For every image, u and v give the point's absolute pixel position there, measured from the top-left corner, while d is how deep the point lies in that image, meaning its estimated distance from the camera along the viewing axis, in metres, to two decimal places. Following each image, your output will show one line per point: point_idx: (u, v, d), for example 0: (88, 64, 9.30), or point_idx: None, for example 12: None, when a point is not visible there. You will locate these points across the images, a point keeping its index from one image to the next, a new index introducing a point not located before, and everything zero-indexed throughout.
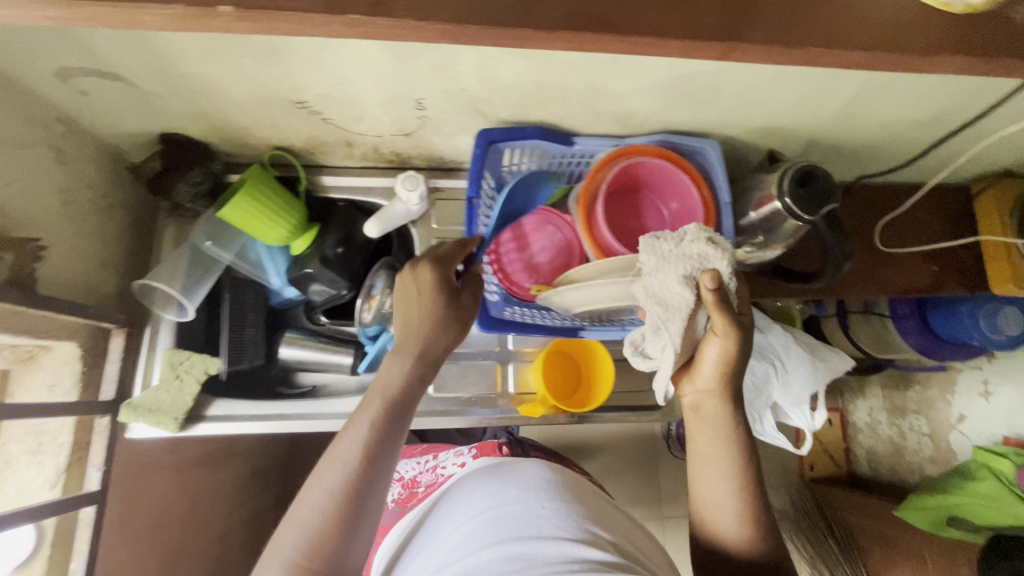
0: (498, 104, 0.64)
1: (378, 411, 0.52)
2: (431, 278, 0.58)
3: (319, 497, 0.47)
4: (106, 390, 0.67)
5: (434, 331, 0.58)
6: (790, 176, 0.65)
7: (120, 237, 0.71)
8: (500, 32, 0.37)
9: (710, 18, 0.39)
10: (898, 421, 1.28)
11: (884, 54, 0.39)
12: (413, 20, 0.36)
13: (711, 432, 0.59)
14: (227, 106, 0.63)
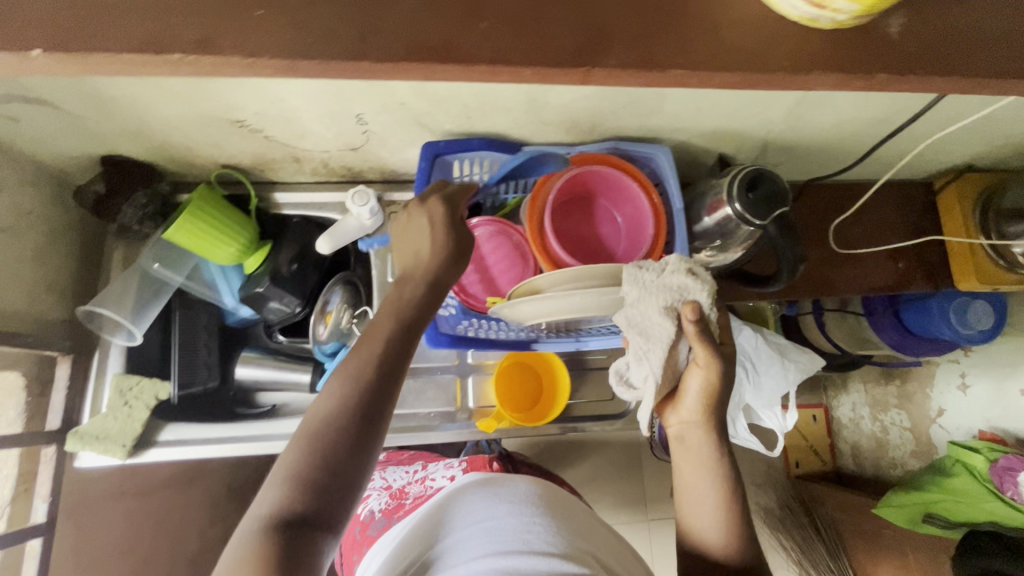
0: (441, 116, 0.64)
1: (385, 333, 0.48)
2: (443, 214, 0.54)
3: (321, 413, 0.43)
4: (52, 419, 0.66)
5: (447, 262, 0.53)
6: (739, 181, 0.64)
7: (67, 261, 0.70)
8: (396, 62, 0.37)
9: (569, 41, 0.39)
10: (880, 415, 1.28)
11: (748, 76, 0.40)
12: (307, 50, 0.36)
13: (694, 461, 0.60)
14: (164, 126, 0.62)
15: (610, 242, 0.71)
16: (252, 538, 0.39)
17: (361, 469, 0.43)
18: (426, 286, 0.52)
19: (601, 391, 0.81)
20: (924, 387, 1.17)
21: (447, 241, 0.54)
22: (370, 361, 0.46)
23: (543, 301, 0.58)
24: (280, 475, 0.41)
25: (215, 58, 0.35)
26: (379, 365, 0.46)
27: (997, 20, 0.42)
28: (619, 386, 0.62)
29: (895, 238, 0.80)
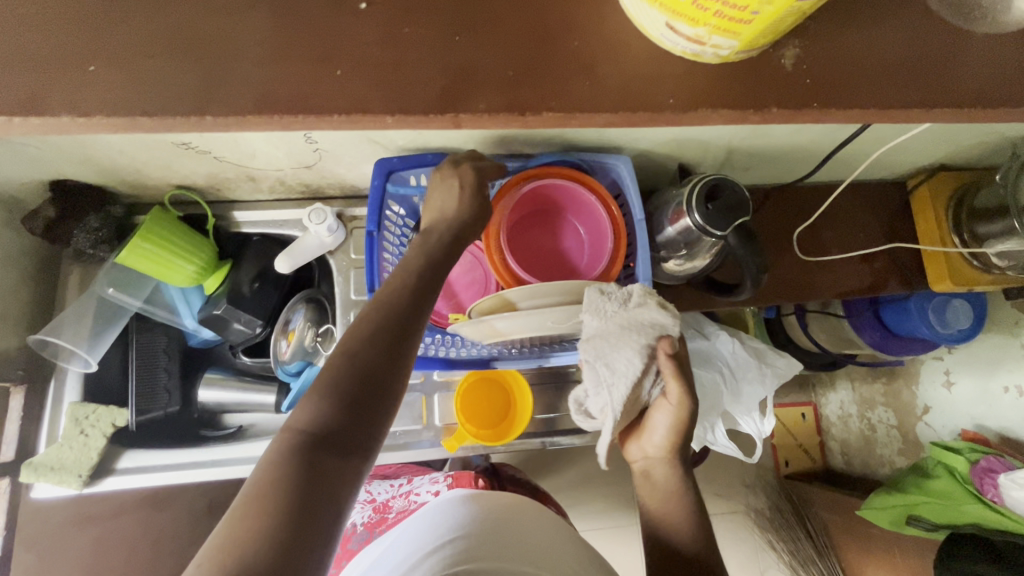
0: (391, 133, 0.62)
1: (414, 273, 0.51)
2: (472, 180, 0.56)
3: (353, 340, 0.45)
4: (6, 451, 0.65)
5: (467, 226, 0.56)
6: (698, 192, 0.63)
7: (19, 288, 0.69)
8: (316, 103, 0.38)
9: (434, 89, 0.43)
10: (868, 413, 1.26)
11: (622, 116, 0.44)
12: None
13: (660, 492, 0.62)
14: (107, 151, 0.61)
15: (573, 254, 0.70)
16: (291, 450, 0.40)
17: (391, 395, 0.45)
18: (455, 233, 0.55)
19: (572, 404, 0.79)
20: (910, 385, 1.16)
21: (474, 207, 0.56)
22: (399, 292, 0.49)
23: (523, 317, 0.56)
24: (313, 391, 0.43)
25: None
26: (409, 299, 0.48)
27: (849, 53, 0.46)
28: (578, 416, 0.63)
29: (866, 241, 0.78)
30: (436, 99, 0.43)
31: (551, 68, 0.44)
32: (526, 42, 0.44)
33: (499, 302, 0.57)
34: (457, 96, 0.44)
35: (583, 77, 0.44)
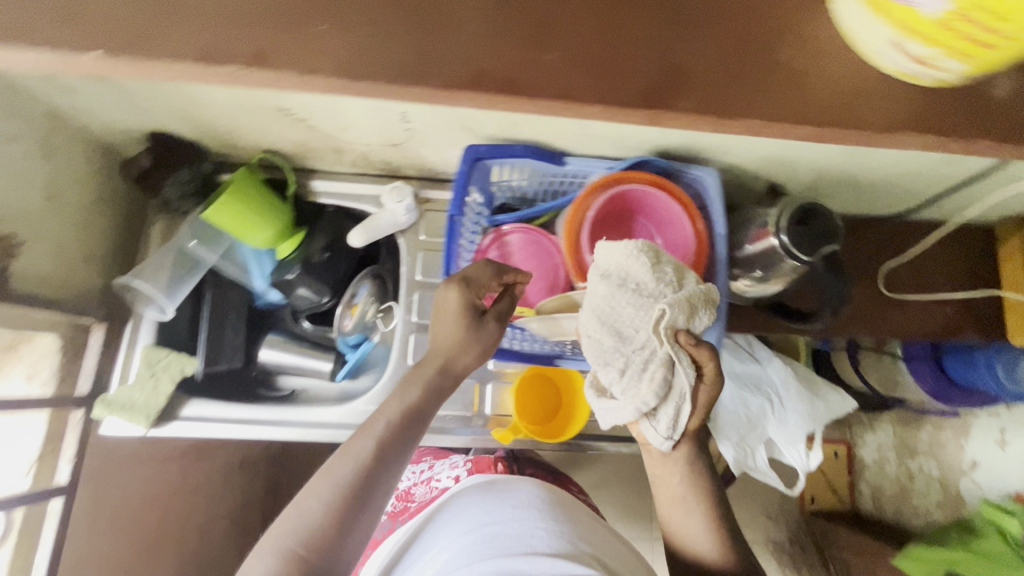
0: (486, 120, 0.62)
1: (389, 426, 0.55)
2: (456, 304, 0.59)
3: (316, 505, 0.50)
4: (83, 384, 0.68)
5: (459, 350, 0.60)
6: (789, 213, 0.61)
7: (107, 230, 0.72)
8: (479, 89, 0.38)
9: (642, 78, 0.42)
10: (906, 460, 1.17)
11: (848, 132, 0.42)
12: None
13: (671, 469, 0.62)
14: (210, 109, 0.63)
15: None
16: None
17: (344, 553, 0.49)
18: (434, 373, 0.59)
19: None
20: (961, 437, 1.11)
21: (465, 332, 0.60)
22: (371, 453, 0.53)
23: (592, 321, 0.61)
24: (272, 549, 0.48)
25: None
26: (376, 456, 0.53)
27: None
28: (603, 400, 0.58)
29: (949, 287, 0.74)
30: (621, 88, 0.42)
31: (761, 64, 0.42)
32: (741, 32, 0.43)
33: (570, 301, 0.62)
34: (663, 88, 0.42)
35: (793, 79, 0.42)
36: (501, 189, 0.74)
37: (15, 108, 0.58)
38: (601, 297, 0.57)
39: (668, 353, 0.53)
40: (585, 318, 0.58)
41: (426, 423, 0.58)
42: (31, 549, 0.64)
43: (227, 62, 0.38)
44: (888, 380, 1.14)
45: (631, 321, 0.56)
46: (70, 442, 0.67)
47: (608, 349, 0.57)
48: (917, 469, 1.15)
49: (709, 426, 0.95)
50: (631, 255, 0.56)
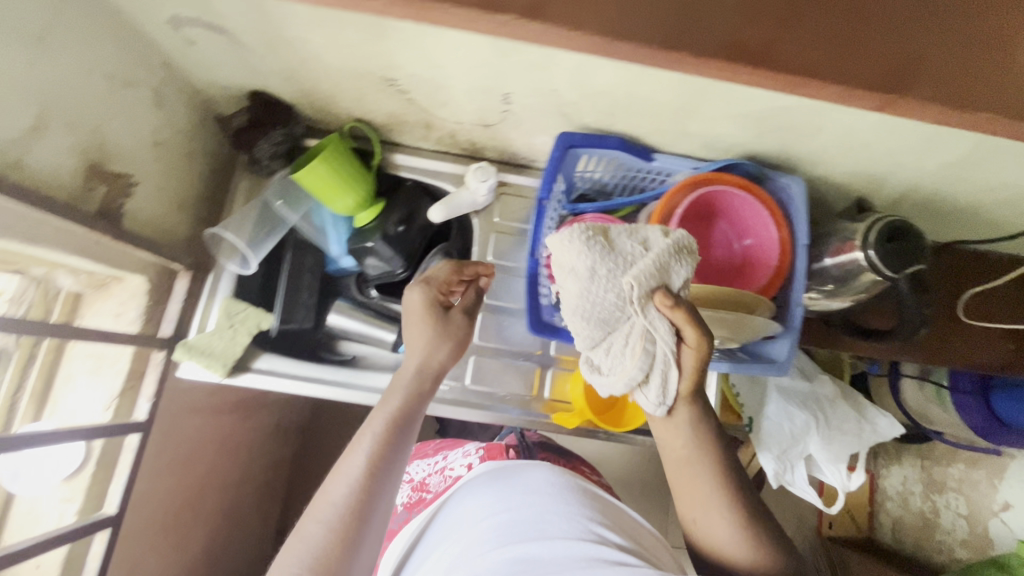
0: (585, 109, 0.63)
1: (377, 441, 0.58)
2: (422, 298, 0.67)
3: (323, 524, 0.53)
4: (165, 327, 0.70)
5: (431, 346, 0.66)
6: (877, 229, 0.61)
7: (197, 183, 0.74)
8: (655, 53, 0.38)
9: (871, 63, 0.39)
10: (932, 496, 1.13)
11: None
12: (565, 29, 0.37)
13: (677, 434, 0.61)
14: (319, 73, 0.64)
15: (723, 265, 0.70)
16: None
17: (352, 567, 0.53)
18: (414, 379, 0.64)
19: None
20: (992, 478, 1.04)
21: (435, 321, 0.66)
22: (365, 471, 0.56)
23: None
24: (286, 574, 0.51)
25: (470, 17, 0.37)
26: (368, 469, 0.56)
27: None
28: (596, 378, 0.59)
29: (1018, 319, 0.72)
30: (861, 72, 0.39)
31: (995, 58, 0.39)
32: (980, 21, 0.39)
33: None
34: (888, 77, 0.39)
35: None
36: (581, 179, 0.74)
37: (138, 54, 0.60)
38: (574, 289, 0.56)
39: (647, 324, 0.53)
40: (567, 310, 0.58)
41: (412, 434, 0.61)
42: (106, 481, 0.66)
43: (504, 12, 0.36)
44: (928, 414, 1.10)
45: (610, 301, 0.55)
46: (149, 381, 0.69)
47: (593, 334, 0.57)
48: (943, 505, 1.11)
49: (752, 436, 0.95)
50: (587, 242, 0.55)
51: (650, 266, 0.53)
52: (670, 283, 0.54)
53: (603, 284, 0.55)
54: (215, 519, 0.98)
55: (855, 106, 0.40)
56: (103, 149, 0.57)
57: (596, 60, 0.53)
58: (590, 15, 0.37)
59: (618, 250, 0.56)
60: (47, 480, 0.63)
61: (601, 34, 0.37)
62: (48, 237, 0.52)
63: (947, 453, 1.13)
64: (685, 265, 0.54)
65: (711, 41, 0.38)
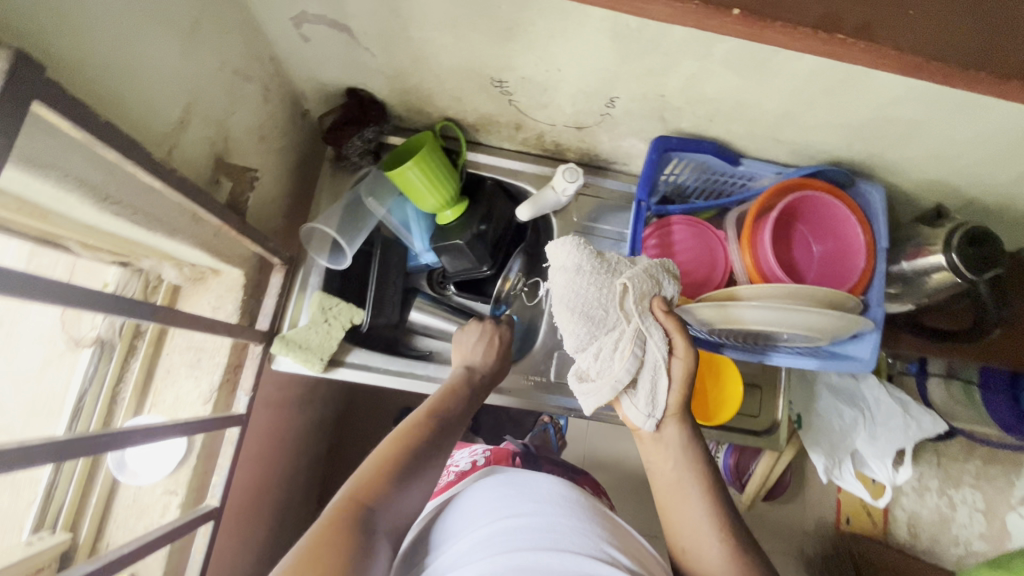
0: (686, 115, 0.66)
1: (457, 393, 0.68)
2: (475, 332, 0.76)
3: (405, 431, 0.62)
4: (261, 321, 0.70)
5: (488, 350, 0.75)
6: (961, 234, 0.64)
7: (287, 177, 0.75)
8: (952, 74, 0.33)
9: None
10: (948, 490, 1.16)
11: None
12: (881, 49, 0.33)
13: (667, 456, 0.60)
14: (427, 73, 0.65)
15: (802, 267, 0.72)
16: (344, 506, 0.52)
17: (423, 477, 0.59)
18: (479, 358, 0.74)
19: (747, 405, 0.81)
20: (1010, 474, 1.10)
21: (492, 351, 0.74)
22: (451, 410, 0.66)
23: (759, 309, 0.62)
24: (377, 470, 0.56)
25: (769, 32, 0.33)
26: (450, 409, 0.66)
27: None
28: (582, 389, 0.59)
29: None
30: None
31: None
32: None
33: (730, 294, 0.65)
34: None
35: None
36: (665, 181, 0.77)
37: (255, 50, 0.60)
38: (562, 287, 0.58)
39: (639, 327, 0.55)
40: (555, 309, 0.60)
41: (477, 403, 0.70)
42: (204, 473, 0.66)
43: (831, 31, 0.33)
44: (953, 411, 1.10)
45: (599, 303, 0.58)
46: (247, 373, 0.68)
47: (579, 335, 0.58)
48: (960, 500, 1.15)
49: (801, 431, 1.01)
50: (581, 242, 0.58)
51: (642, 277, 0.57)
52: (663, 292, 0.59)
53: (589, 282, 0.57)
54: (273, 512, 0.97)
55: None
56: (226, 144, 0.58)
57: (718, 68, 0.56)
58: (900, 34, 0.33)
59: (607, 259, 0.59)
60: (153, 473, 0.62)
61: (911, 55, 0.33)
62: (182, 231, 0.53)
63: (963, 450, 1.16)
64: (671, 284, 0.60)
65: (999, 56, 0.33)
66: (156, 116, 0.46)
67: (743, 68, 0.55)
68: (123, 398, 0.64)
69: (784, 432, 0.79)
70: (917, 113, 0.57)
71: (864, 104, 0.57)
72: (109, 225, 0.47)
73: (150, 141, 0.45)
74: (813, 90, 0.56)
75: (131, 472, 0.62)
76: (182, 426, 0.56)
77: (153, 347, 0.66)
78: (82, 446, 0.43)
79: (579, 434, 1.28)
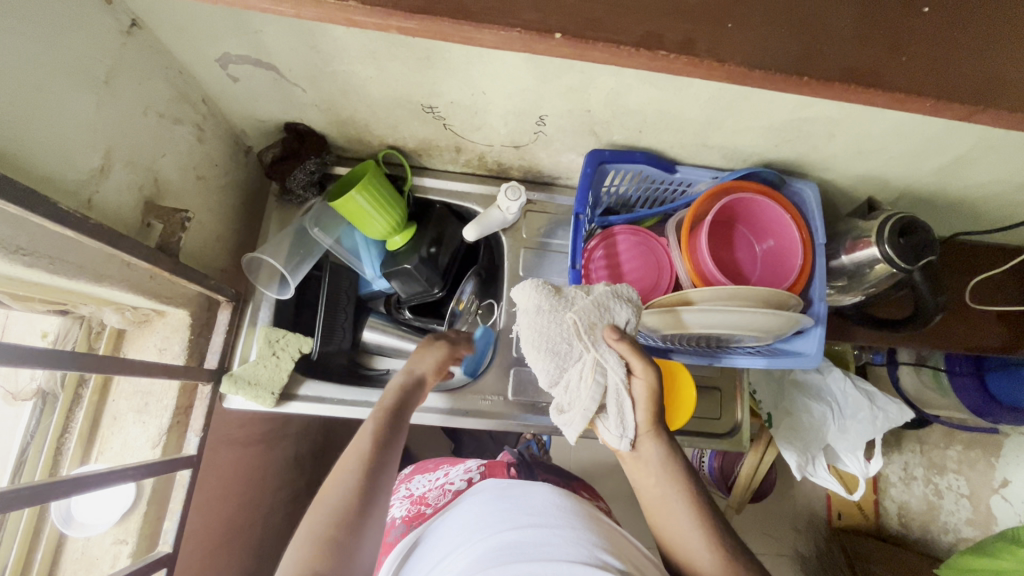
0: (615, 127, 0.67)
1: (375, 424, 0.60)
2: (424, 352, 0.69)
3: (340, 492, 0.54)
4: (210, 359, 0.69)
5: (421, 362, 0.68)
6: (890, 227, 0.66)
7: (232, 214, 0.75)
8: (799, 76, 0.34)
9: (994, 64, 0.35)
10: (934, 479, 1.13)
11: None
12: (724, 60, 0.34)
13: (653, 471, 0.60)
14: (359, 103, 0.66)
15: (745, 267, 0.74)
16: None
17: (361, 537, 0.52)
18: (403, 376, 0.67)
19: (709, 409, 0.81)
20: (989, 457, 1.04)
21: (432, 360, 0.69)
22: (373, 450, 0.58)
23: (700, 313, 0.62)
24: (307, 546, 0.50)
25: (630, 59, 0.34)
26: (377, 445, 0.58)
27: None
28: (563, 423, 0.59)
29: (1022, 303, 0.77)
30: (985, 82, 0.35)
31: None
32: None
33: (682, 300, 0.64)
34: None
35: None
36: (607, 193, 0.78)
37: (184, 93, 0.61)
38: (526, 328, 0.58)
39: (599, 356, 0.55)
40: (523, 349, 0.60)
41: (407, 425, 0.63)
42: (158, 519, 0.65)
43: (655, 49, 0.34)
44: (925, 397, 1.09)
45: (562, 338, 0.57)
46: (196, 414, 0.68)
47: (549, 371, 0.58)
48: (946, 487, 1.10)
49: (773, 429, 1.01)
50: (536, 285, 0.58)
51: (594, 305, 0.57)
52: (616, 318, 0.57)
53: (548, 320, 0.57)
54: (247, 554, 0.95)
55: (988, 122, 0.36)
56: (156, 187, 0.58)
57: (634, 82, 0.57)
58: (742, 45, 0.34)
59: (563, 293, 0.58)
60: (99, 523, 0.61)
61: (743, 65, 0.34)
62: (111, 277, 0.53)
63: (944, 437, 1.13)
64: (627, 306, 0.58)
65: (844, 60, 0.35)
66: (71, 168, 0.46)
67: (658, 81, 0.56)
68: (68, 449, 0.63)
69: (746, 433, 0.79)
70: (830, 112, 0.58)
71: (780, 107, 0.58)
72: (32, 277, 0.47)
73: (65, 193, 0.46)
74: (726, 97, 0.58)
75: (78, 524, 0.61)
76: (124, 473, 0.54)
77: (99, 395, 0.65)
78: (23, 497, 0.43)
79: (562, 449, 1.27)
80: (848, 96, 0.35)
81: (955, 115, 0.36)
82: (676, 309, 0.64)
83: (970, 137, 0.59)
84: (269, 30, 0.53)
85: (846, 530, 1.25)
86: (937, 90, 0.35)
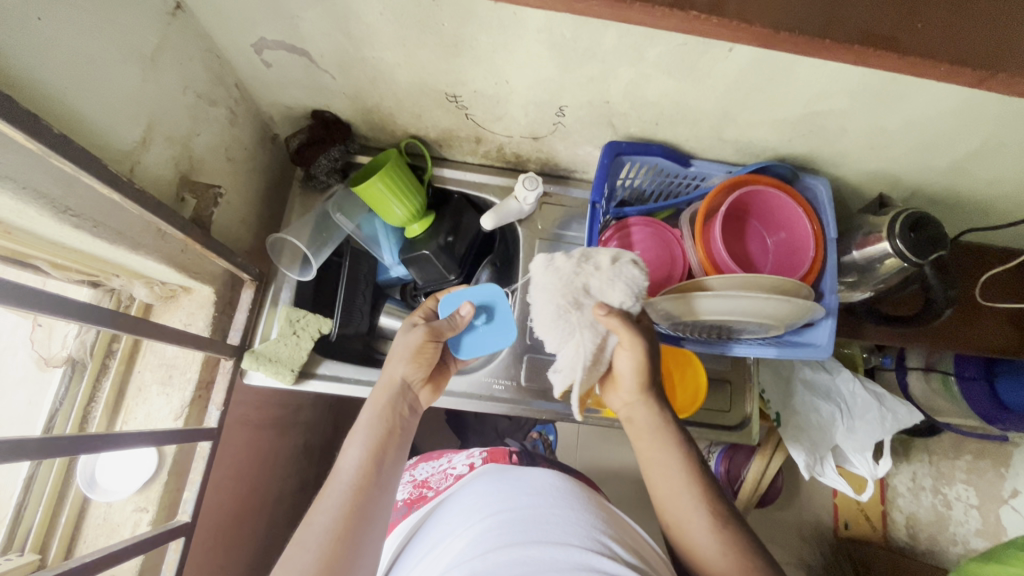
0: (632, 119, 0.69)
1: (362, 467, 0.57)
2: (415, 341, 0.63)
3: (317, 536, 0.53)
4: (233, 336, 0.71)
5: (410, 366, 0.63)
6: (902, 220, 0.67)
7: (257, 198, 0.78)
8: (813, 41, 0.36)
9: (996, 38, 0.37)
10: (942, 489, 1.12)
11: None
12: (741, 22, 0.36)
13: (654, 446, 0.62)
14: (386, 90, 0.68)
15: (757, 260, 0.75)
16: None
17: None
18: (384, 402, 0.62)
19: (718, 401, 0.82)
20: (999, 467, 1.05)
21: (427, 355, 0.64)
22: (358, 495, 0.55)
23: (722, 300, 0.63)
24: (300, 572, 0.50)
25: (659, 19, 0.36)
26: (359, 486, 0.56)
27: None
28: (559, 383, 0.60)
29: None
30: (991, 56, 0.36)
31: None
32: None
33: (702, 286, 0.65)
34: None
35: None
36: (622, 185, 0.80)
37: (219, 76, 0.64)
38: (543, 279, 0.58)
39: (594, 327, 0.57)
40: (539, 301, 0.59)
41: (393, 454, 0.60)
42: (176, 491, 0.66)
43: (686, 8, 0.36)
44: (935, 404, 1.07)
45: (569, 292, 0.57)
46: (217, 389, 0.69)
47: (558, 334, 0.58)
48: (955, 498, 1.10)
49: (781, 428, 1.00)
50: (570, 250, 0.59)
51: (594, 280, 0.57)
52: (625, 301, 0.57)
53: (555, 277, 0.57)
54: (255, 539, 0.96)
55: (1001, 92, 0.37)
56: (190, 163, 0.61)
57: (654, 72, 0.59)
58: (760, 11, 0.36)
59: (589, 258, 0.58)
60: (121, 489, 0.62)
61: (768, 27, 0.36)
62: (146, 246, 0.55)
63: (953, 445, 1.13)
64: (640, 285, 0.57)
65: (855, 28, 0.37)
66: (113, 137, 0.49)
67: (676, 71, 0.58)
68: (94, 417, 0.65)
69: (756, 426, 0.80)
70: (844, 107, 0.60)
71: (794, 100, 0.60)
72: (74, 241, 0.50)
73: (109, 158, 0.49)
74: (742, 89, 0.59)
75: (102, 489, 0.63)
76: (151, 436, 0.55)
77: (125, 365, 0.68)
78: (59, 447, 0.44)
79: (569, 448, 1.28)
80: (856, 64, 0.37)
81: (967, 84, 0.37)
82: (698, 296, 0.64)
83: (982, 132, 0.60)
84: (304, 15, 0.55)
85: (854, 541, 1.22)
86: (940, 62, 0.36)
